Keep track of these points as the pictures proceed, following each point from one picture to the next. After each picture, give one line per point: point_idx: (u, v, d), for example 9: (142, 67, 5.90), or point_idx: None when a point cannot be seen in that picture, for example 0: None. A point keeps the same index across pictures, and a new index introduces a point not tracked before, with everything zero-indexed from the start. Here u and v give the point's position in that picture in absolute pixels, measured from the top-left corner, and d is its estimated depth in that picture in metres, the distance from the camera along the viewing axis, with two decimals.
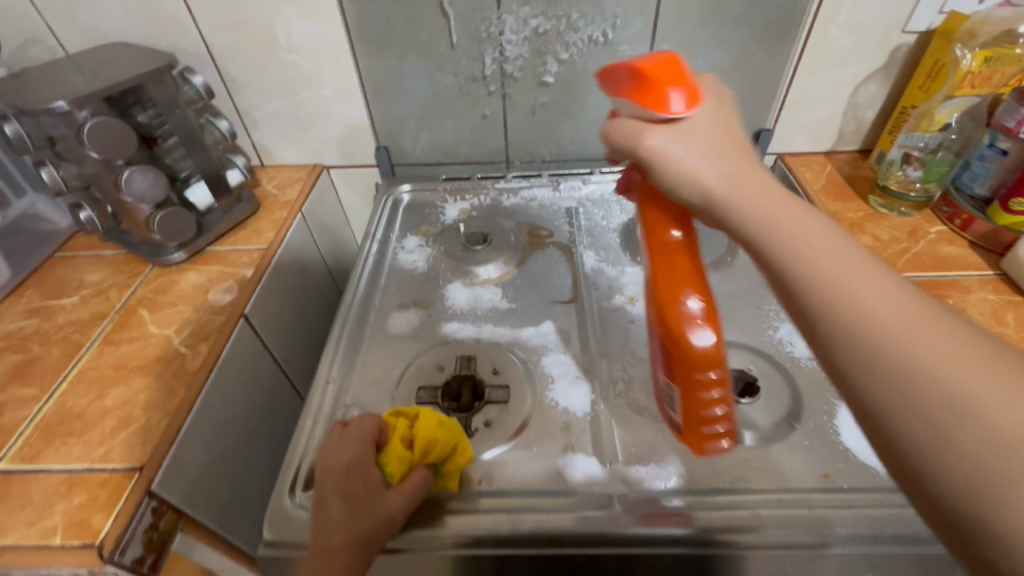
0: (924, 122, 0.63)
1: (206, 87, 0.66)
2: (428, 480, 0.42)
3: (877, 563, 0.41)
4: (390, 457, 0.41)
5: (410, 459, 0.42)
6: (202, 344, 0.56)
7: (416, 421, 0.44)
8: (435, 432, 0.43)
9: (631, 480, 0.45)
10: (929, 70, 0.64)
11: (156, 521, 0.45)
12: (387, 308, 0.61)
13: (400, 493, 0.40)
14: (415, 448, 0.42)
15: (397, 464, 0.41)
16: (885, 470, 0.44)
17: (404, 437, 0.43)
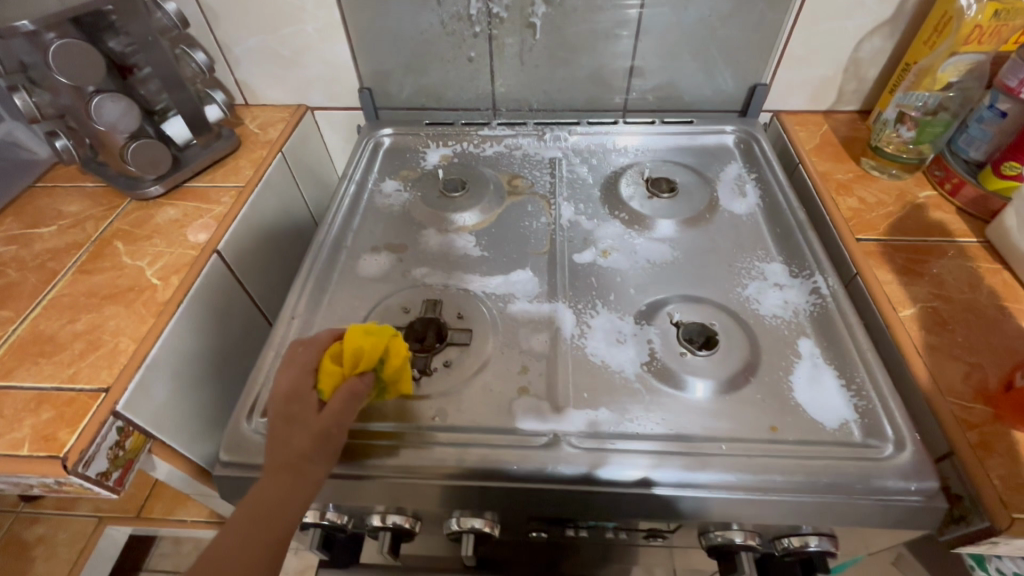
0: (929, 81, 0.61)
1: (179, 15, 0.64)
2: (363, 385, 0.43)
3: (812, 512, 0.41)
4: (321, 376, 0.43)
5: (340, 372, 0.43)
6: (174, 277, 0.56)
7: (344, 338, 0.45)
8: (361, 340, 0.43)
9: (579, 423, 0.46)
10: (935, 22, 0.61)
11: (121, 440, 0.47)
12: (359, 250, 0.61)
13: (337, 404, 0.41)
14: (344, 362, 0.43)
15: (328, 379, 0.43)
16: (832, 425, 0.45)
17: (334, 354, 0.44)
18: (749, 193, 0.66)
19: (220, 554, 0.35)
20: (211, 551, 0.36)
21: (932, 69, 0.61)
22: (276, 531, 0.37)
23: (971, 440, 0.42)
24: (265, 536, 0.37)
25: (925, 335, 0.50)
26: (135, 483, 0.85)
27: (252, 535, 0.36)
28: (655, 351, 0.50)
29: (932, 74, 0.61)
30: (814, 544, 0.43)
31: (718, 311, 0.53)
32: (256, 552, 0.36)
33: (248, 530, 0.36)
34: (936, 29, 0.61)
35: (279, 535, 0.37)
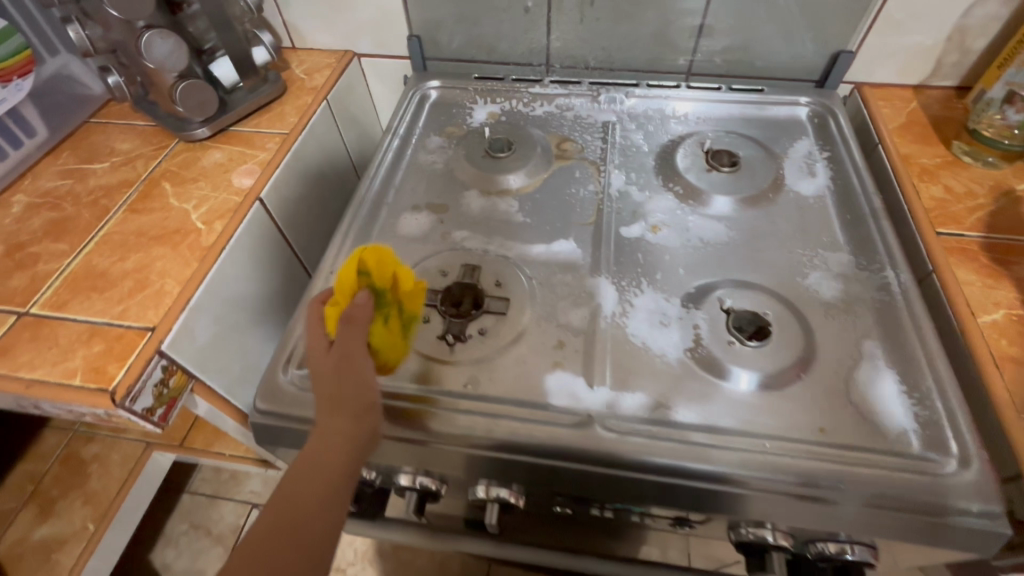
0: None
1: None
2: (358, 305, 0.41)
3: (854, 522, 0.39)
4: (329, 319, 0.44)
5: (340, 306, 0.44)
6: (218, 222, 0.57)
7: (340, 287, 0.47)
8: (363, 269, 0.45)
9: (615, 405, 0.44)
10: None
11: (165, 378, 0.49)
12: (399, 208, 0.60)
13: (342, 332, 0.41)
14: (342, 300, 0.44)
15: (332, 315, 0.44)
16: (888, 433, 0.42)
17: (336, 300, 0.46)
18: (819, 173, 0.61)
19: (292, 498, 0.36)
20: (281, 499, 0.36)
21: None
22: (337, 469, 0.38)
23: None
24: (331, 471, 0.38)
25: (1008, 347, 0.45)
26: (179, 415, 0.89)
27: (319, 473, 0.37)
28: (701, 337, 0.47)
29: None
30: (852, 553, 0.41)
31: (773, 300, 0.49)
32: (331, 486, 0.37)
33: (311, 470, 0.37)
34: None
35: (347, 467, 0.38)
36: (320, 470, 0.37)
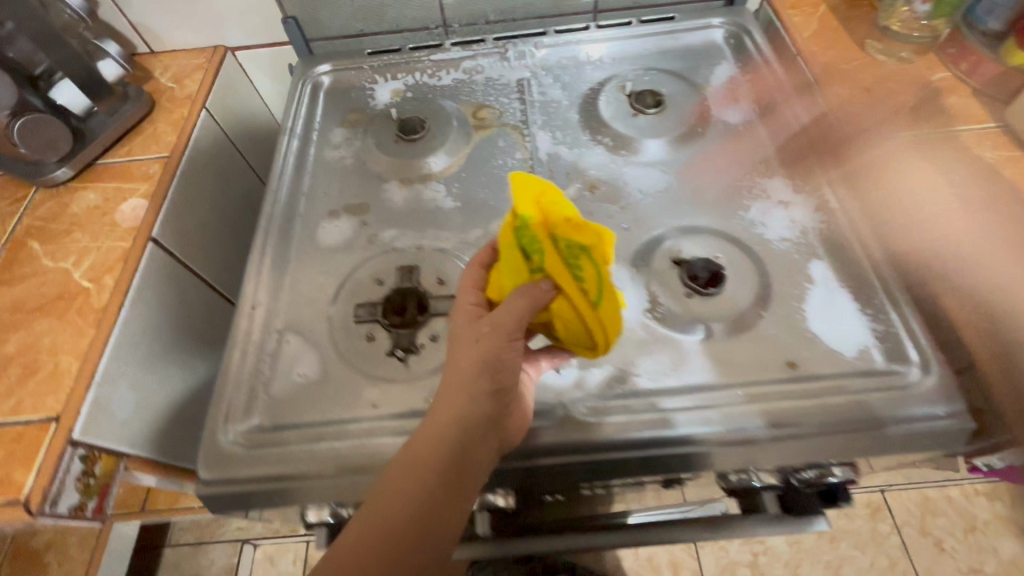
0: (516, 282, 0.39)
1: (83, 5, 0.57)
2: (542, 292, 0.38)
3: (822, 452, 0.39)
4: (506, 255, 0.40)
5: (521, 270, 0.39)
6: (107, 277, 0.49)
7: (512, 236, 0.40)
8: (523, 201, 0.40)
9: (584, 384, 0.43)
10: (572, 242, 0.39)
11: (88, 466, 0.43)
12: (314, 217, 0.54)
13: (474, 385, 0.38)
14: (534, 255, 0.39)
15: (512, 264, 0.40)
16: (856, 353, 0.41)
17: (528, 243, 0.39)
18: (743, 99, 0.59)
19: (436, 426, 0.37)
20: (430, 420, 0.37)
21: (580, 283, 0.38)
22: (468, 410, 0.37)
23: None
24: (470, 405, 0.37)
25: (946, 242, 0.46)
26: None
27: (461, 403, 0.37)
28: (655, 295, 0.46)
29: (493, 278, 0.42)
30: (836, 474, 0.42)
31: (721, 242, 0.49)
32: (463, 426, 0.37)
33: (455, 396, 0.37)
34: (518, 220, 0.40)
35: (485, 407, 0.37)
36: (455, 402, 0.37)
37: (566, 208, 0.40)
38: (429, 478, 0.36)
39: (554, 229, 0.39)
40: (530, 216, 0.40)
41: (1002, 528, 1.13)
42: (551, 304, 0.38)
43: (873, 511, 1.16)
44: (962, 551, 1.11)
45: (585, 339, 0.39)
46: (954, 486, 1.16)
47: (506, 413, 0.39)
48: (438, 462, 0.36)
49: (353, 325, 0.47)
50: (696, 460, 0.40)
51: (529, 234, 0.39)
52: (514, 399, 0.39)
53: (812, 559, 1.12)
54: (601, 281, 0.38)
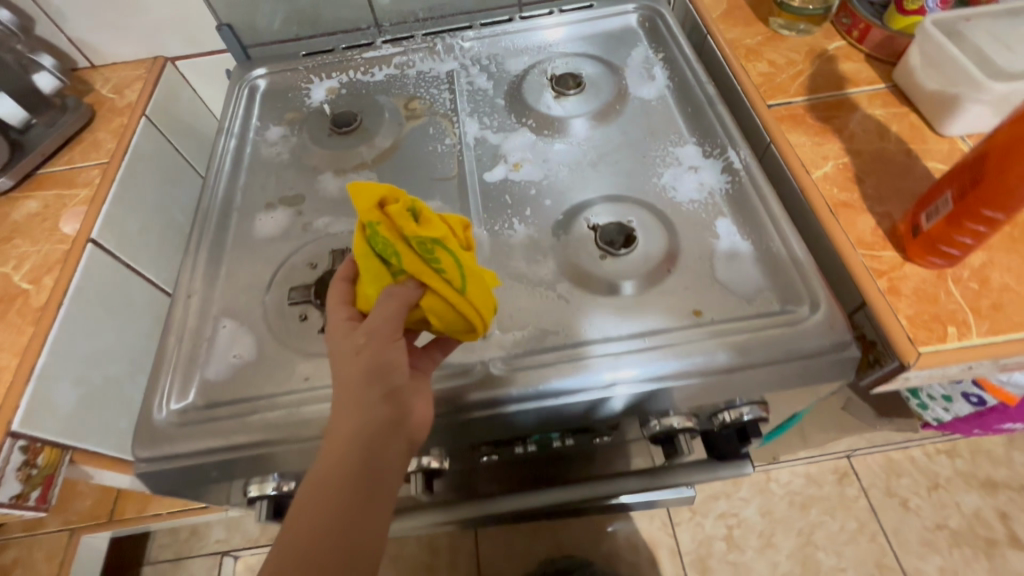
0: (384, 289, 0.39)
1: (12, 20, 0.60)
2: (408, 291, 0.39)
3: (724, 387, 0.42)
4: (363, 265, 0.40)
5: (382, 277, 0.39)
6: (47, 278, 0.51)
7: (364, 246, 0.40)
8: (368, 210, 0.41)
9: (506, 344, 0.45)
10: (424, 236, 0.40)
11: (30, 457, 0.44)
12: (251, 211, 0.56)
13: (366, 393, 0.36)
14: (391, 259, 0.40)
15: (371, 274, 0.40)
16: (755, 297, 0.44)
17: (382, 249, 0.40)
18: (658, 76, 0.62)
19: (332, 445, 0.35)
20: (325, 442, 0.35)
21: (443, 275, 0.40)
22: (363, 421, 0.35)
23: (880, 287, 0.44)
24: (365, 415, 0.35)
25: (838, 193, 0.49)
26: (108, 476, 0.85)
27: (353, 415, 0.35)
28: (574, 257, 0.49)
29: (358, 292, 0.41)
30: (747, 414, 0.44)
31: (634, 206, 0.52)
32: (361, 437, 0.35)
33: (347, 409, 0.35)
34: (368, 227, 0.41)
35: (381, 414, 0.36)
36: (348, 416, 0.35)
37: (412, 205, 0.42)
38: (338, 501, 0.33)
39: (404, 228, 0.40)
40: (378, 220, 0.40)
41: (963, 483, 1.17)
42: (420, 300, 0.39)
43: (840, 477, 1.19)
44: (927, 509, 1.15)
45: (461, 327, 0.41)
46: (915, 447, 1.20)
47: (406, 416, 0.37)
48: (341, 481, 0.34)
49: (288, 307, 0.49)
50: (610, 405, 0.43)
51: (383, 239, 0.40)
52: (412, 400, 0.38)
53: (784, 528, 1.15)
54: (461, 268, 0.41)
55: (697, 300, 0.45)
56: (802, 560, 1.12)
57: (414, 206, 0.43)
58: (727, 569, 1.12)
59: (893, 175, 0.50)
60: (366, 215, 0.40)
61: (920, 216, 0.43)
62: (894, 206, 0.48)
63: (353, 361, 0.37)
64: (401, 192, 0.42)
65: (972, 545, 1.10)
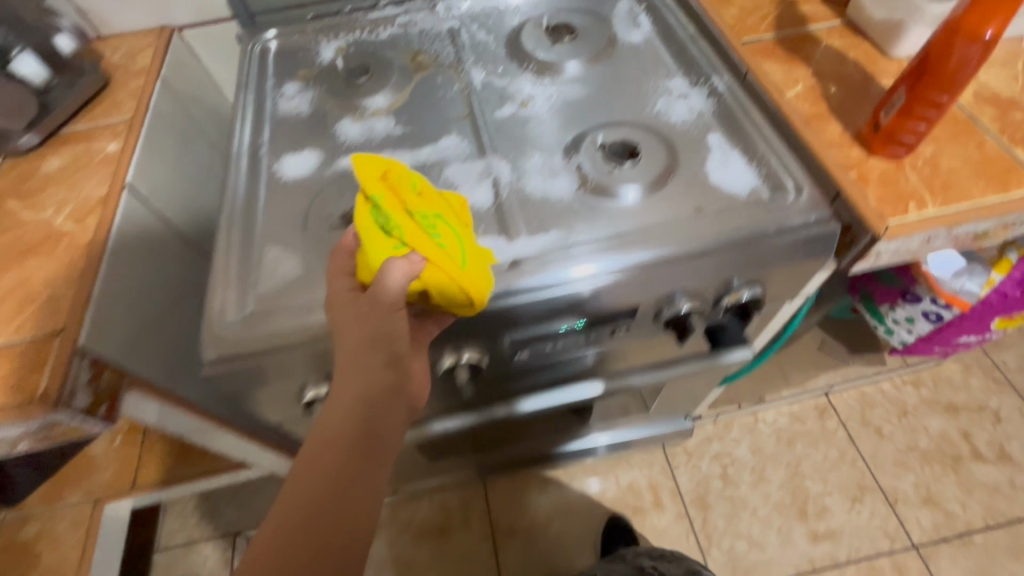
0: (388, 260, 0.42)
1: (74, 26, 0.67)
2: (412, 262, 0.42)
3: (727, 264, 0.48)
4: (368, 239, 0.43)
5: (386, 250, 0.42)
6: (89, 219, 0.54)
7: (367, 222, 0.43)
8: (372, 186, 0.44)
9: (532, 243, 0.50)
10: (424, 211, 0.45)
11: (96, 374, 0.47)
12: (278, 154, 0.60)
13: (366, 360, 0.41)
14: (394, 233, 0.43)
15: (376, 248, 0.42)
16: (746, 191, 0.51)
17: (385, 223, 0.43)
18: (642, 23, 0.69)
19: (337, 407, 0.41)
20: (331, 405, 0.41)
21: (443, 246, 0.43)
22: (364, 386, 0.41)
23: (852, 177, 0.51)
24: (366, 382, 0.41)
25: (810, 106, 0.57)
26: (126, 446, 0.86)
27: (356, 382, 0.41)
28: (586, 173, 0.54)
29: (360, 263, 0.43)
30: (747, 294, 0.51)
31: (634, 127, 0.58)
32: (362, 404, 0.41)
33: (351, 376, 0.41)
34: (370, 200, 0.44)
35: (380, 383, 0.41)
36: (351, 381, 0.41)
37: (410, 181, 0.47)
38: (339, 458, 0.39)
39: (407, 200, 0.45)
40: (382, 194, 0.44)
41: (929, 409, 1.27)
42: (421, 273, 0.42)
43: (820, 412, 1.29)
44: (899, 433, 1.25)
45: (460, 299, 0.44)
46: (884, 380, 1.31)
47: (402, 385, 0.43)
48: (342, 440, 0.40)
49: (328, 230, 0.53)
50: (628, 284, 0.49)
51: (386, 212, 0.43)
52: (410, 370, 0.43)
53: (773, 463, 1.23)
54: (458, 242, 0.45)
55: (696, 198, 0.52)
56: (792, 490, 1.20)
57: (415, 180, 0.47)
58: (724, 503, 1.19)
59: (852, 91, 0.58)
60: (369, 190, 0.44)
61: (879, 115, 0.51)
62: (854, 114, 0.56)
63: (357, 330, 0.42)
64: (401, 166, 0.47)
65: (941, 462, 1.21)
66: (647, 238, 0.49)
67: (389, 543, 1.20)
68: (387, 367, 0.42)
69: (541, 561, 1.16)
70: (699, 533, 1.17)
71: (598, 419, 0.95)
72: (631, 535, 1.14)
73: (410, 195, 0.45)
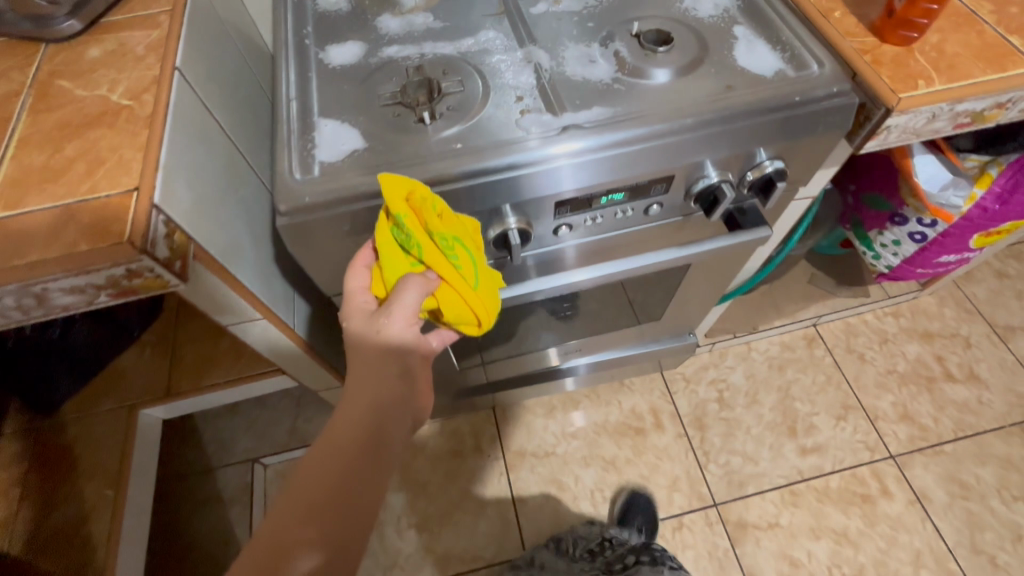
0: (399, 275, 0.49)
1: None
2: (426, 287, 0.49)
3: (755, 132, 0.53)
4: (387, 258, 0.49)
5: (402, 270, 0.50)
6: (146, 95, 0.55)
7: (387, 241, 0.49)
8: (393, 204, 0.47)
9: (577, 116, 0.54)
10: (443, 234, 0.48)
11: (170, 232, 0.49)
12: (322, 44, 0.62)
13: (381, 370, 0.48)
14: (412, 254, 0.49)
15: (392, 268, 0.49)
16: (772, 72, 0.56)
17: (403, 245, 0.49)
18: None
19: (353, 411, 0.48)
20: (348, 408, 0.48)
21: (454, 275, 0.50)
22: (378, 393, 0.48)
23: (866, 60, 0.55)
24: (380, 390, 0.48)
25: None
26: (156, 356, 0.87)
27: (371, 390, 0.48)
28: (624, 59, 0.58)
29: (377, 276, 0.51)
30: (768, 167, 0.56)
31: (665, 21, 0.61)
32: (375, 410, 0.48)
33: (367, 384, 0.48)
34: (392, 218, 0.48)
35: (390, 394, 0.49)
36: (367, 389, 0.48)
37: (432, 202, 0.48)
38: (351, 455, 0.46)
39: (427, 224, 0.48)
40: (405, 214, 0.48)
41: (907, 337, 1.37)
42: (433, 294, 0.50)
43: (808, 341, 1.37)
44: (879, 358, 1.34)
45: (468, 317, 0.53)
46: (867, 311, 1.40)
47: (409, 397, 0.50)
48: (355, 441, 0.47)
49: (382, 108, 0.56)
50: (668, 150, 0.53)
51: (407, 234, 0.48)
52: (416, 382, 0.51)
53: (766, 387, 1.32)
54: (471, 268, 0.50)
55: (727, 77, 0.56)
56: (783, 410, 1.29)
57: (435, 198, 0.49)
58: (720, 424, 1.27)
59: None
60: (393, 206, 0.47)
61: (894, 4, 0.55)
62: (866, 8, 0.60)
63: (374, 345, 0.48)
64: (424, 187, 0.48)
65: (917, 383, 1.31)
66: (683, 109, 0.53)
67: (405, 466, 1.25)
68: (398, 378, 0.49)
69: (551, 480, 1.23)
70: (697, 451, 1.25)
71: (597, 326, 1.02)
72: (652, 516, 1.15)
73: (431, 218, 0.48)
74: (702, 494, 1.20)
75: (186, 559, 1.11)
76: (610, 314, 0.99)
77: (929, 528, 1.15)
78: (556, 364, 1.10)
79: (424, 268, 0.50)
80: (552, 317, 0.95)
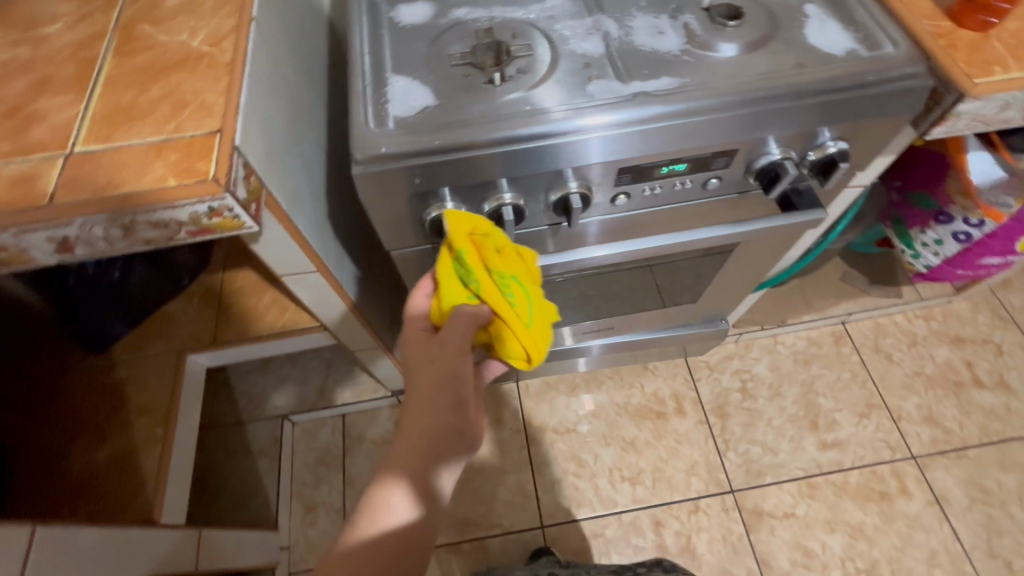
0: (455, 304, 0.54)
1: None
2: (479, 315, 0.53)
3: (822, 110, 0.53)
4: (446, 288, 0.55)
5: (459, 299, 0.54)
6: (224, 43, 0.56)
7: (447, 273, 0.55)
8: (456, 237, 0.53)
9: (645, 85, 0.55)
10: (500, 271, 0.55)
11: (247, 175, 0.51)
12: (392, 3, 0.63)
13: (434, 400, 0.49)
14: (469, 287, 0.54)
15: (450, 295, 0.54)
16: (844, 51, 0.55)
17: (461, 277, 0.54)
18: None
19: (410, 440, 0.48)
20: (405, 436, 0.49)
21: (506, 308, 0.54)
22: (432, 424, 0.49)
23: (941, 44, 0.55)
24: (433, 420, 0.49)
25: None
26: (203, 305, 0.90)
27: (426, 420, 0.49)
28: (693, 31, 0.58)
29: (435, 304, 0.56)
30: (832, 146, 0.57)
31: None
32: (430, 440, 0.48)
33: (421, 413, 0.49)
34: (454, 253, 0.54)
35: (445, 423, 0.49)
36: (422, 419, 0.49)
37: (492, 240, 0.55)
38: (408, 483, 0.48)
39: (487, 261, 0.54)
40: (466, 249, 0.54)
41: (937, 340, 1.36)
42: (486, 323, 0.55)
43: (836, 338, 1.37)
44: (907, 359, 1.34)
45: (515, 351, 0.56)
46: (898, 312, 1.39)
47: (465, 428, 0.50)
48: (412, 470, 0.48)
49: (452, 68, 0.57)
50: (734, 123, 0.53)
51: (467, 267, 0.54)
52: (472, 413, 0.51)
53: (790, 380, 1.32)
54: (524, 303, 0.55)
55: (798, 55, 0.56)
56: (805, 404, 1.29)
57: (495, 239, 0.56)
58: (742, 413, 1.28)
59: None
60: (456, 242, 0.53)
61: None
62: None
63: (426, 375, 0.50)
64: (486, 226, 0.55)
65: (944, 387, 1.30)
66: (752, 83, 0.54)
67: None
68: (452, 410, 0.49)
69: (570, 456, 1.25)
70: (716, 438, 1.26)
71: (626, 308, 1.03)
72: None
73: (491, 255, 0.54)
74: (719, 480, 1.21)
75: (218, 504, 1.16)
76: (639, 294, 1.00)
77: (945, 530, 1.15)
78: (568, 343, 1.11)
79: (478, 301, 0.55)
80: (581, 292, 0.96)
